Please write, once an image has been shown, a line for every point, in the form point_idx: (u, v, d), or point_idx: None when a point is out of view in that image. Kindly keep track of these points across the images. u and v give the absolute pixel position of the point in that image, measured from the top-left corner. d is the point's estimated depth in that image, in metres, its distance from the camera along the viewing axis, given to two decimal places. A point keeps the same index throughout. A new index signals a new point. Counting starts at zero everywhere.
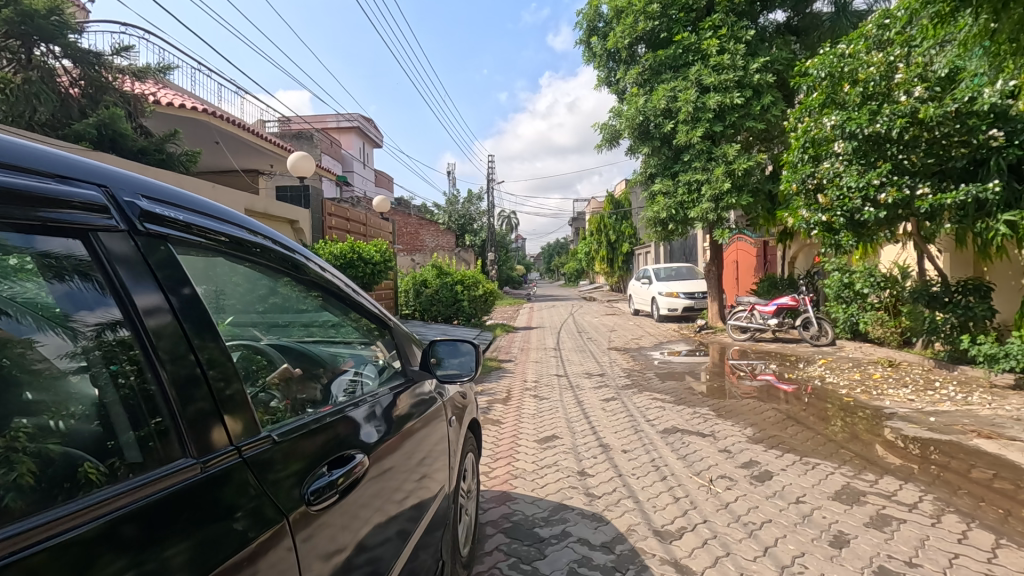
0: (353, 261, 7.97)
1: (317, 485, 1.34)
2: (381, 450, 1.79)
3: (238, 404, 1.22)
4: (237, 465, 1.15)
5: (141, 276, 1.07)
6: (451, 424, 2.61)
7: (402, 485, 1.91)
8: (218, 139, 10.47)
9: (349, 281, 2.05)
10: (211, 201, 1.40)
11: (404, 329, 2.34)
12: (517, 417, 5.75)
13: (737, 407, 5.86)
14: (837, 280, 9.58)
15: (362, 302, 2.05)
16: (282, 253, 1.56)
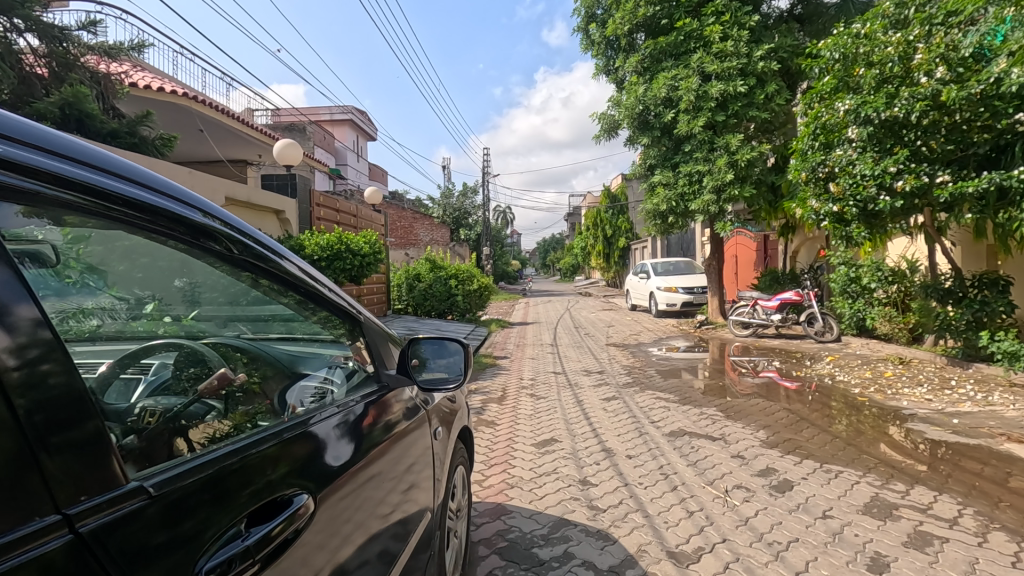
0: (342, 252, 7.57)
1: (224, 555, 0.99)
2: (348, 477, 1.44)
3: (92, 451, 0.85)
4: (68, 546, 0.76)
5: (12, 280, 0.80)
6: (437, 435, 2.23)
7: (388, 496, 1.67)
8: (202, 127, 10.03)
9: (313, 270, 1.64)
10: (82, 142, 1.03)
11: (375, 322, 1.93)
12: (513, 418, 5.41)
13: (745, 406, 5.54)
14: (844, 274, 9.26)
15: (323, 296, 1.63)
16: (189, 220, 1.16)
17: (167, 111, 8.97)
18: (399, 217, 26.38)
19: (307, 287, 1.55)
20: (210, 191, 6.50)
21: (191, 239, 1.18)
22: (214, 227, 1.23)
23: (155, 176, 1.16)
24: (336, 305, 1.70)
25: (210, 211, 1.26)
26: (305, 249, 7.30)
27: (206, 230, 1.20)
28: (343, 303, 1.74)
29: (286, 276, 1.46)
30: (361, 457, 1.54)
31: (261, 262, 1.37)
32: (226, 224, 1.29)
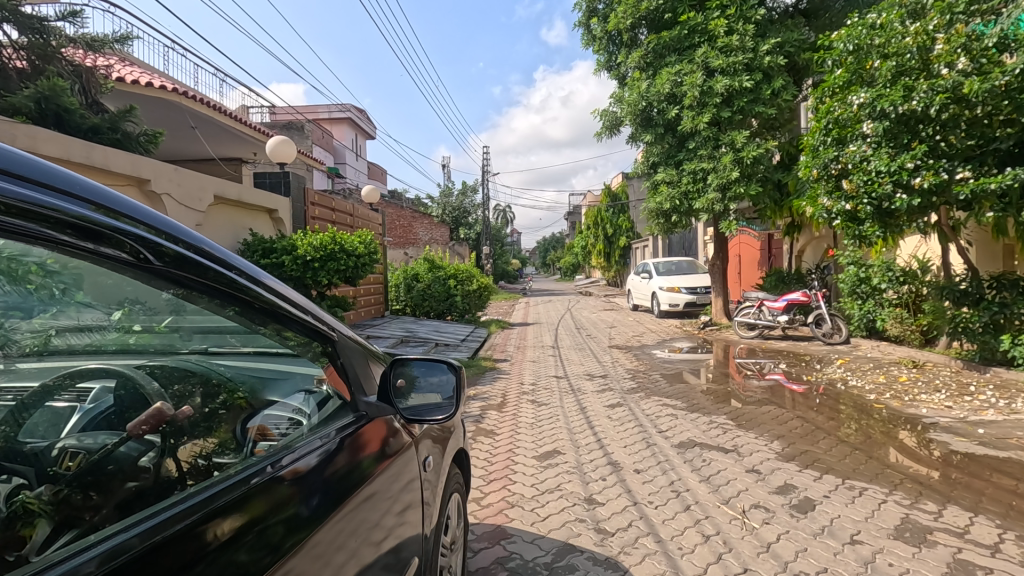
0: (335, 252, 7.31)
1: None
2: (314, 541, 1.21)
3: None
4: None
5: None
6: (426, 469, 1.93)
7: (383, 518, 1.56)
8: (194, 124, 9.79)
9: (275, 281, 1.41)
10: None
11: (348, 339, 1.65)
12: (514, 426, 5.18)
13: (756, 415, 5.29)
14: (853, 274, 9.01)
15: (286, 314, 1.38)
16: (91, 221, 0.93)
17: (158, 106, 8.73)
18: (398, 216, 26.11)
19: (258, 298, 1.28)
20: (200, 189, 6.25)
21: (81, 239, 0.93)
22: (125, 228, 0.99)
23: (29, 159, 0.92)
24: (301, 320, 1.44)
25: (115, 204, 1.01)
26: (297, 250, 7.05)
27: (109, 233, 0.96)
28: (312, 320, 1.47)
29: (235, 291, 1.23)
30: (332, 510, 1.31)
31: (189, 270, 1.11)
32: (138, 222, 1.03)
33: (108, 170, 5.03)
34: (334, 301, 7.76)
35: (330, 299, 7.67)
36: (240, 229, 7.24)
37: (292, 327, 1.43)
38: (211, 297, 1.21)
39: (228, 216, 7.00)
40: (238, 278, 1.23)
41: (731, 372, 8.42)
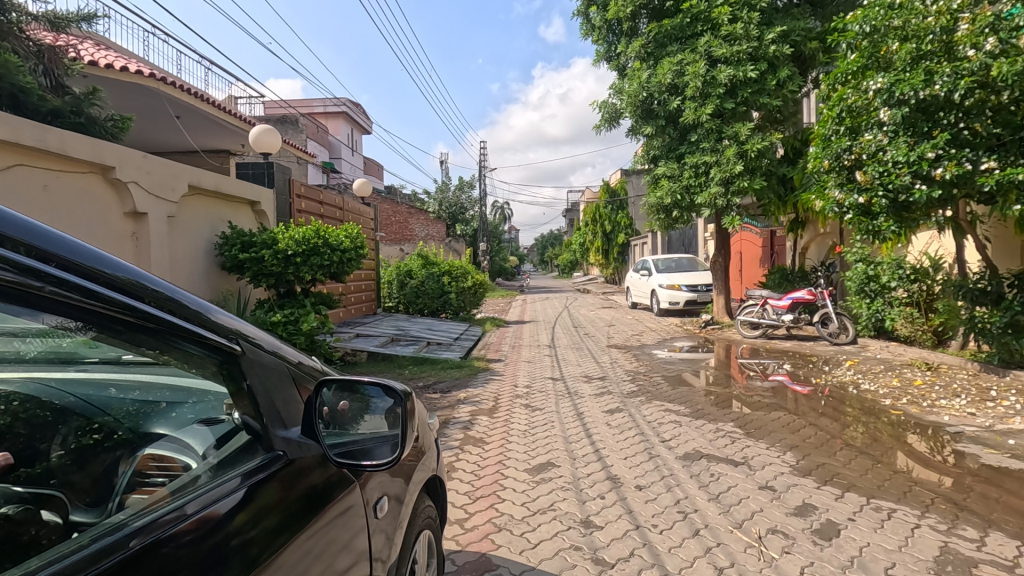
0: (318, 246, 6.92)
1: None
2: None
3: None
4: None
5: None
6: (380, 513, 1.54)
7: (350, 543, 1.35)
8: (176, 113, 9.39)
9: (171, 291, 1.10)
10: None
11: (269, 358, 1.29)
12: (506, 433, 4.82)
13: (766, 422, 4.93)
14: (861, 271, 8.66)
15: (179, 333, 1.06)
16: None
17: (137, 93, 8.35)
18: (393, 212, 25.68)
19: (129, 312, 0.97)
20: (172, 179, 5.85)
21: None
22: None
23: None
24: (198, 339, 1.10)
25: None
26: (278, 243, 6.67)
27: None
28: (208, 335, 1.12)
29: (92, 306, 0.92)
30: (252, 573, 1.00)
31: (45, 285, 0.85)
32: None
33: (65, 155, 4.63)
34: (319, 297, 7.38)
35: (314, 295, 7.28)
36: (218, 221, 6.85)
37: (185, 348, 1.09)
38: (80, 321, 0.94)
39: (206, 207, 6.62)
40: (122, 297, 0.96)
41: (735, 373, 8.07)
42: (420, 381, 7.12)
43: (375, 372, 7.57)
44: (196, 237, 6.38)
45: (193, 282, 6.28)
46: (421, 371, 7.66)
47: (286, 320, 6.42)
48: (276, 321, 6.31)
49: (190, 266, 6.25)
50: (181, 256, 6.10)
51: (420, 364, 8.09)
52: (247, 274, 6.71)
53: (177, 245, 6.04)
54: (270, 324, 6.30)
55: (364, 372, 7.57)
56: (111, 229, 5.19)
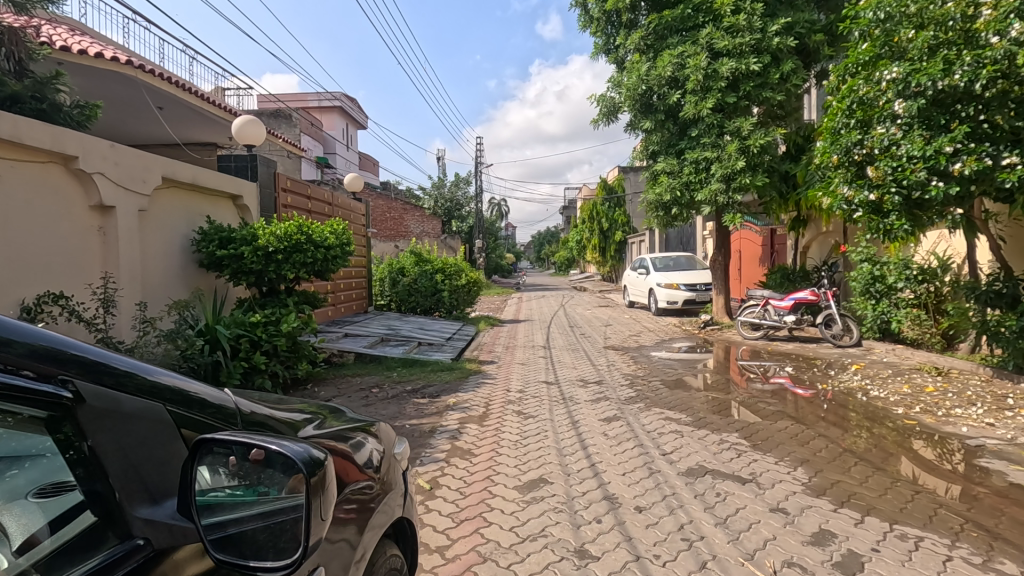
0: (301, 243, 6.56)
1: None
2: None
3: None
4: None
5: None
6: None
7: None
8: (158, 103, 9.05)
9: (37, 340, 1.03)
10: None
11: (143, 408, 1.13)
12: (496, 443, 4.52)
13: (772, 432, 4.63)
14: (867, 271, 8.39)
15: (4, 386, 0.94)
16: None
17: (115, 80, 8.02)
18: (388, 208, 25.27)
19: None
20: (144, 170, 5.51)
21: None
22: None
23: None
24: (29, 394, 0.97)
25: None
26: (258, 240, 6.32)
27: None
28: (33, 383, 0.98)
29: None
30: None
31: None
32: None
33: (22, 144, 4.28)
34: (304, 297, 7.05)
35: (297, 294, 6.95)
36: (196, 215, 6.51)
37: (17, 410, 0.98)
38: None
39: (182, 200, 6.27)
40: None
41: (736, 376, 7.77)
42: (408, 384, 6.80)
43: (362, 375, 7.26)
44: (170, 232, 6.04)
45: (168, 280, 5.95)
46: (410, 373, 7.33)
47: (267, 321, 6.05)
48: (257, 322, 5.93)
49: (164, 263, 5.90)
50: (154, 252, 5.76)
51: (410, 366, 7.77)
52: (226, 272, 6.37)
53: (149, 241, 5.70)
54: (249, 324, 5.88)
55: (351, 374, 7.24)
56: (75, 223, 4.85)
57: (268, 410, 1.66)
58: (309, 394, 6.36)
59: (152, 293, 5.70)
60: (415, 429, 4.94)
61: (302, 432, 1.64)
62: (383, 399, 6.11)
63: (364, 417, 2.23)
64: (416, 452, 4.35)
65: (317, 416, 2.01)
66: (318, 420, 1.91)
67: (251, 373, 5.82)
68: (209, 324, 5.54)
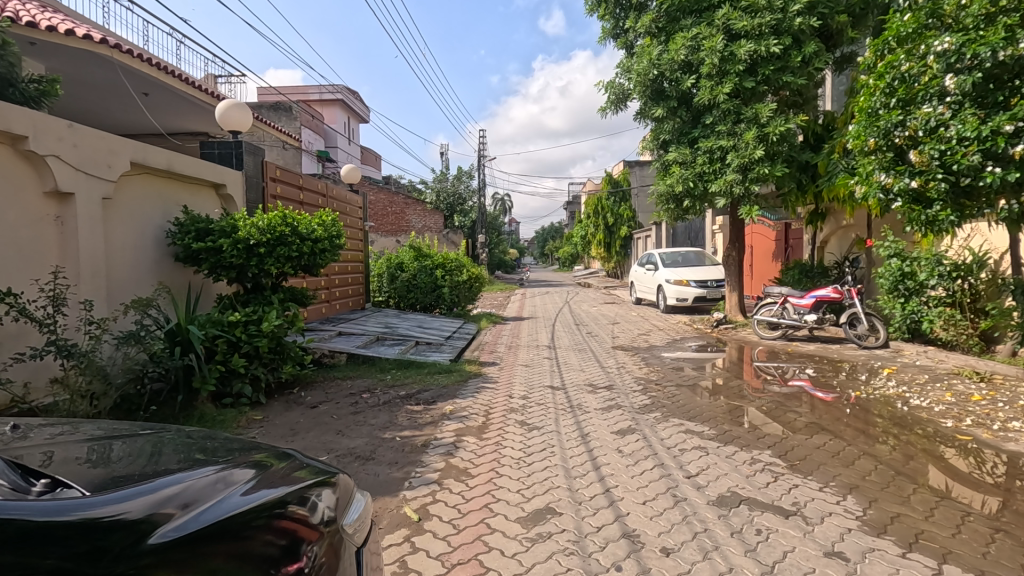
0: (285, 235, 6.01)
1: None
2: None
3: None
4: None
5: None
6: None
7: None
8: (141, 86, 8.53)
9: None
10: None
11: None
12: (495, 461, 3.99)
13: (808, 449, 4.11)
14: (895, 268, 7.84)
15: None
16: None
17: (92, 61, 7.55)
18: (389, 203, 24.92)
19: None
20: (108, 153, 4.99)
21: None
22: None
23: None
24: None
25: None
26: (237, 231, 5.79)
27: None
28: None
29: None
30: None
31: None
32: None
33: None
34: (290, 294, 6.53)
35: (283, 291, 6.43)
36: (171, 204, 6.01)
37: None
38: None
39: (154, 188, 5.78)
40: None
41: (751, 378, 7.26)
42: (402, 389, 6.28)
43: (354, 377, 6.76)
44: (140, 223, 5.54)
45: (137, 275, 5.45)
46: (404, 376, 6.82)
47: (247, 319, 5.51)
48: (235, 321, 5.38)
49: (135, 257, 5.44)
50: (121, 244, 5.26)
51: (406, 368, 7.27)
52: (203, 266, 5.84)
53: (114, 232, 5.19)
54: (227, 324, 5.35)
55: (341, 377, 6.73)
56: (26, 211, 4.34)
57: (192, 501, 1.51)
58: (294, 399, 5.84)
59: (118, 289, 5.21)
60: (406, 443, 4.41)
61: (156, 534, 1.34)
62: (373, 406, 5.59)
63: (327, 470, 2.04)
64: (404, 472, 3.82)
65: (263, 466, 1.87)
66: (261, 474, 1.78)
67: (229, 378, 5.33)
68: (181, 324, 4.99)
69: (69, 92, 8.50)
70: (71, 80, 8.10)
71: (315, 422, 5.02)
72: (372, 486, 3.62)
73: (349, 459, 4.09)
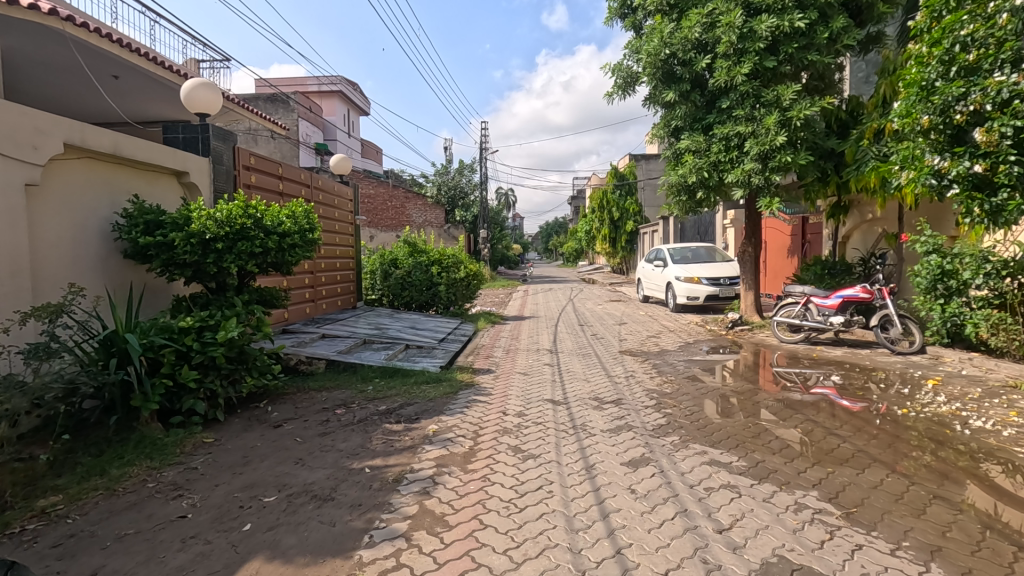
0: (247, 228, 5.28)
1: None
2: None
3: None
4: None
5: None
6: None
7: None
8: (108, 67, 7.80)
9: None
10: None
11: None
12: (479, 505, 3.25)
13: (863, 486, 3.37)
14: (934, 265, 7.11)
15: None
16: None
17: (47, 39, 6.82)
18: (388, 197, 24.47)
19: None
20: (33, 133, 4.26)
21: None
22: None
23: None
24: None
25: None
26: (191, 224, 5.08)
27: None
28: None
29: None
30: None
31: None
32: None
33: None
34: (258, 295, 5.81)
35: (249, 292, 5.71)
36: (119, 193, 5.31)
37: None
38: None
39: (97, 174, 5.06)
40: None
41: (768, 384, 6.53)
42: (383, 403, 5.53)
43: (331, 388, 6.04)
44: (79, 214, 4.83)
45: (76, 272, 4.75)
46: (387, 388, 6.05)
47: (202, 324, 4.77)
48: (186, 327, 4.66)
49: (72, 253, 4.72)
50: (51, 240, 4.55)
51: (390, 376, 6.56)
52: (154, 264, 5.14)
53: (42, 224, 4.48)
54: (176, 331, 4.63)
55: (316, 388, 5.99)
56: None
57: None
58: (258, 416, 5.10)
59: (47, 291, 4.49)
60: (375, 477, 3.67)
61: None
62: (346, 424, 4.84)
63: None
64: (366, 521, 3.09)
65: None
66: None
67: (178, 393, 4.63)
68: (117, 331, 4.28)
69: (29, 73, 7.78)
70: (29, 60, 7.37)
71: (275, 447, 4.28)
72: (323, 541, 2.89)
73: (303, 499, 3.35)
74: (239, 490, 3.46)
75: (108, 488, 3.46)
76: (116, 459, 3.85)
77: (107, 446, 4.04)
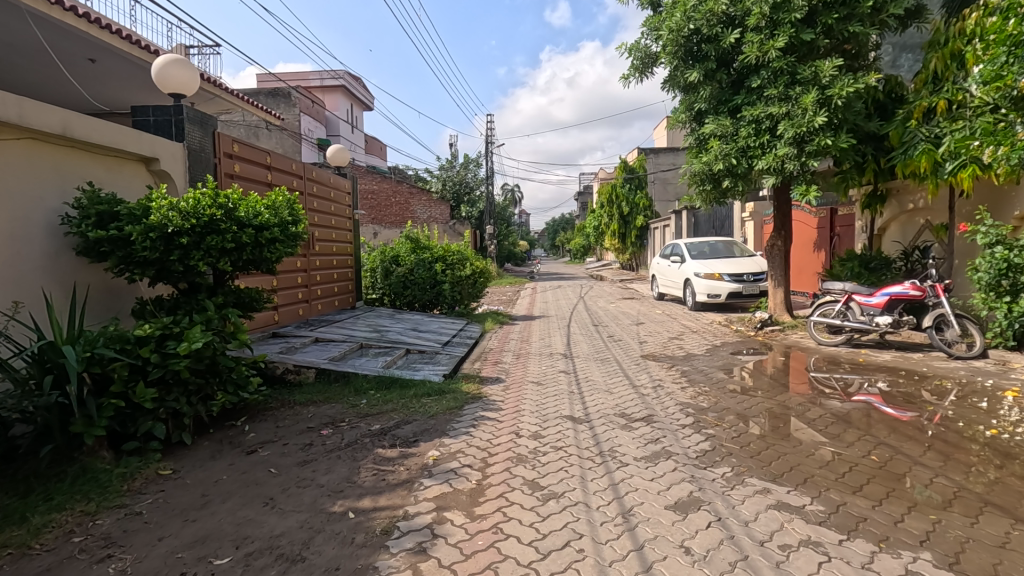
0: (216, 220, 4.55)
1: None
2: None
3: None
4: None
5: None
6: None
7: None
8: (82, 49, 7.10)
9: None
10: None
11: None
12: (490, 573, 2.50)
13: (988, 545, 2.59)
14: (1000, 258, 6.30)
15: None
16: None
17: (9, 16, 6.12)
18: (391, 192, 23.83)
19: None
20: None
21: None
22: None
23: None
24: None
25: None
26: (151, 215, 4.36)
27: None
28: None
29: None
30: None
31: None
32: None
33: None
34: (235, 297, 5.05)
35: (224, 294, 4.97)
36: (70, 180, 4.60)
37: None
38: None
39: (41, 157, 4.34)
40: None
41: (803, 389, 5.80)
42: (376, 421, 4.79)
43: (318, 402, 5.30)
44: (17, 204, 4.11)
45: (13, 272, 4.05)
46: (383, 402, 5.30)
47: (164, 333, 4.04)
48: (142, 336, 3.93)
49: (7, 250, 4.01)
50: None
51: (386, 387, 5.82)
52: (110, 262, 4.43)
53: None
54: (132, 341, 3.90)
55: (301, 403, 5.25)
56: None
57: None
58: (231, 439, 4.38)
59: None
60: (358, 527, 2.93)
61: None
62: (331, 451, 4.10)
63: None
64: None
65: None
66: None
67: (133, 415, 3.90)
68: (53, 343, 3.56)
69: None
70: None
71: (243, 482, 3.55)
72: None
73: (266, 562, 2.62)
74: (185, 547, 2.74)
75: (21, 546, 2.74)
76: (44, 501, 3.13)
77: (38, 484, 3.32)
